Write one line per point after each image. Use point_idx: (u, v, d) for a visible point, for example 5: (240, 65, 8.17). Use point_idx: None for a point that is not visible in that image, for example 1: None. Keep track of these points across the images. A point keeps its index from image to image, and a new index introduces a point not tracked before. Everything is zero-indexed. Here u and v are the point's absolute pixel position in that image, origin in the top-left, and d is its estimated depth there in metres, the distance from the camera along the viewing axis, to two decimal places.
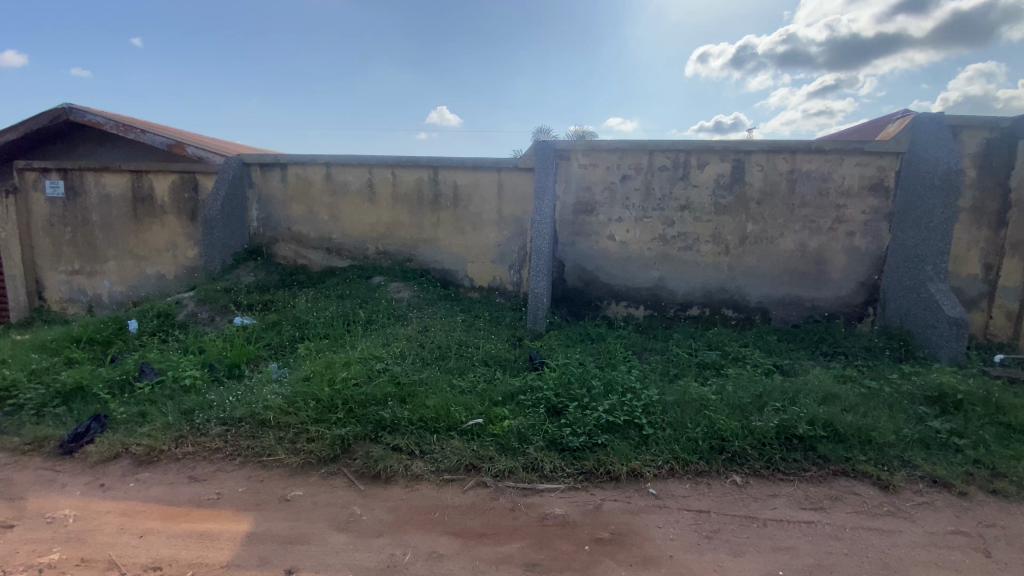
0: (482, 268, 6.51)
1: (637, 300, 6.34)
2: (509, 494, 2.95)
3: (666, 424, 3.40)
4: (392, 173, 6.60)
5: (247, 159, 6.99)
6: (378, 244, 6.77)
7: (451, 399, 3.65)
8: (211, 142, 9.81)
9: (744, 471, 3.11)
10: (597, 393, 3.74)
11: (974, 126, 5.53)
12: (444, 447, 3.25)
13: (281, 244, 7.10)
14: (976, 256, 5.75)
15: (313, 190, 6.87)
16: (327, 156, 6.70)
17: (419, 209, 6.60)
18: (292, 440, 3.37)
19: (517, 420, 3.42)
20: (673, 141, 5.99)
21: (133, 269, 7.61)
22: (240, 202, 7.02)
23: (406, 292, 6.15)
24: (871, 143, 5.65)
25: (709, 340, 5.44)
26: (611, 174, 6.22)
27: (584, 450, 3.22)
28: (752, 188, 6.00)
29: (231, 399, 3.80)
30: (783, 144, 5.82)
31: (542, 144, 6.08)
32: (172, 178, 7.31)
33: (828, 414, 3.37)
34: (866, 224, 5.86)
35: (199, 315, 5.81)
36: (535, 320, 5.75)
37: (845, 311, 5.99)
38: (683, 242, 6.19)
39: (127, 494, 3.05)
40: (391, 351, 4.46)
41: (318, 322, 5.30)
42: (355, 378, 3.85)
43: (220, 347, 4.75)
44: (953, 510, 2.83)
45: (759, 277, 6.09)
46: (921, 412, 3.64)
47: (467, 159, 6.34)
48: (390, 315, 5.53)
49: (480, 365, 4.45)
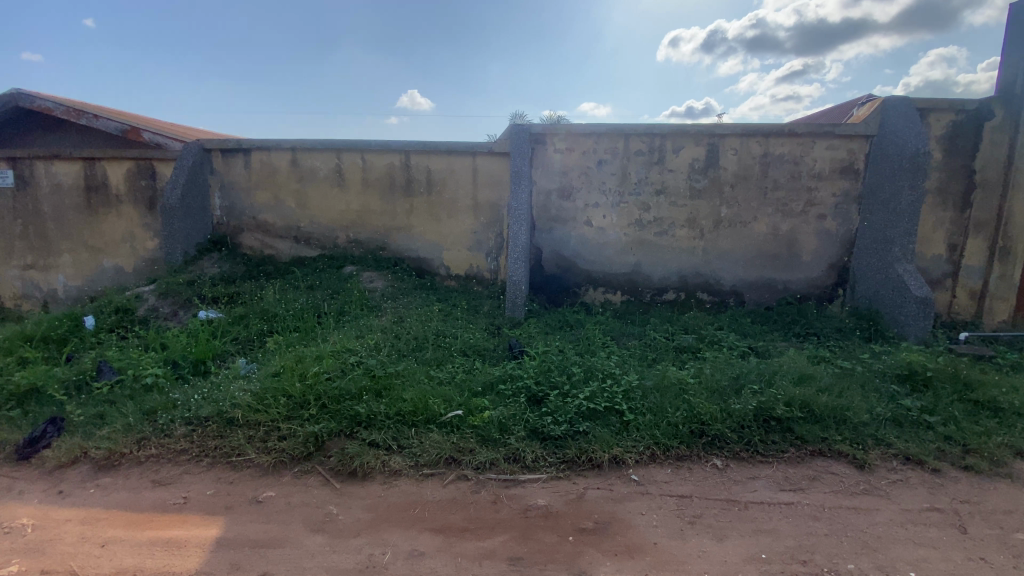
0: (458, 256, 6.37)
1: (615, 285, 6.33)
2: (491, 486, 2.88)
3: (647, 410, 3.39)
4: (362, 158, 6.38)
5: (208, 145, 6.67)
6: (349, 232, 6.55)
7: (429, 391, 3.58)
8: (170, 128, 9.40)
9: (724, 455, 3.11)
10: (577, 380, 3.72)
11: (940, 109, 5.67)
12: (423, 441, 3.17)
13: (246, 233, 6.82)
14: (941, 237, 5.93)
15: (279, 177, 6.60)
16: (292, 141, 6.42)
17: (392, 196, 6.40)
18: (262, 439, 3.23)
19: (497, 411, 3.37)
20: (649, 124, 5.95)
21: (89, 262, 7.19)
22: (201, 190, 6.70)
23: (380, 282, 5.99)
24: (842, 126, 5.75)
25: (685, 323, 5.49)
26: (587, 158, 6.15)
27: (565, 438, 3.19)
28: (727, 172, 6.02)
29: (196, 398, 3.62)
30: (757, 127, 5.85)
31: (517, 127, 5.95)
32: (127, 165, 6.91)
33: (804, 395, 3.43)
34: (836, 206, 5.98)
35: (161, 310, 5.52)
36: (514, 307, 5.63)
37: (816, 293, 6.12)
38: (659, 227, 6.19)
39: (87, 500, 2.87)
40: (365, 342, 4.32)
41: (287, 314, 5.13)
42: (329, 373, 3.73)
43: (183, 343, 4.52)
44: (928, 487, 2.92)
45: (734, 261, 6.15)
46: (892, 390, 3.73)
47: (440, 143, 6.15)
48: (363, 306, 5.36)
49: (459, 355, 4.37)
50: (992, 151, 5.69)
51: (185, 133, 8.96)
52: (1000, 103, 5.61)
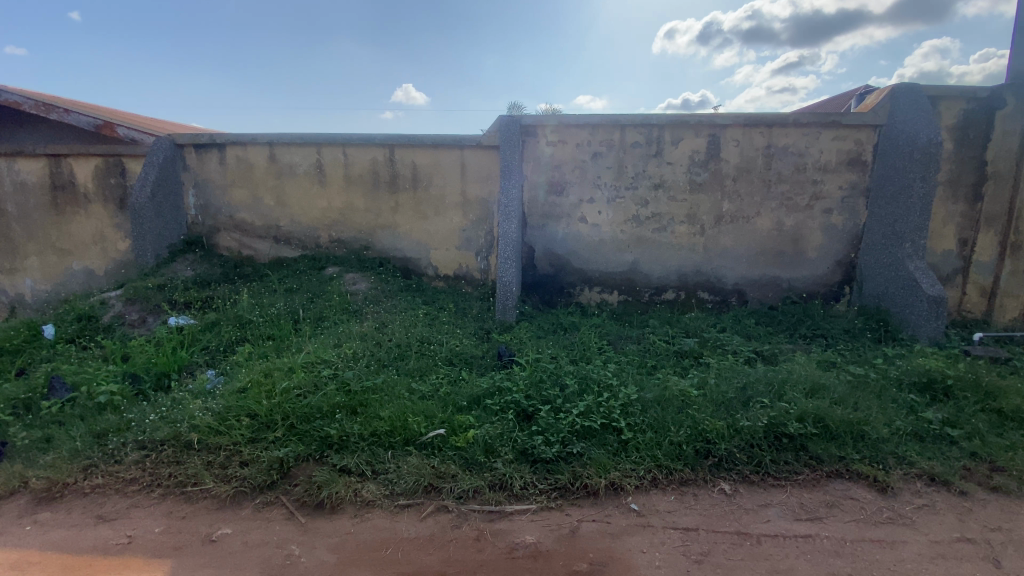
0: (447, 255, 6.04)
1: (611, 285, 6.03)
2: (474, 520, 2.58)
3: (647, 427, 3.10)
4: (343, 152, 6.03)
5: (180, 140, 6.31)
6: (331, 231, 6.21)
7: (409, 407, 3.28)
8: (148, 123, 9.02)
9: (732, 479, 2.81)
10: (571, 393, 3.43)
11: (952, 97, 5.36)
12: (400, 467, 2.87)
13: (222, 233, 6.47)
14: (951, 232, 5.64)
15: (256, 173, 6.25)
16: (269, 135, 6.07)
17: (375, 192, 6.06)
18: (222, 466, 2.93)
19: (482, 430, 3.07)
20: (646, 114, 5.62)
21: (58, 265, 6.83)
22: (174, 188, 6.35)
23: (363, 284, 5.67)
24: (849, 115, 5.45)
25: (686, 326, 5.20)
26: (581, 151, 5.83)
27: (557, 461, 2.89)
28: (728, 164, 5.71)
29: (153, 418, 3.31)
30: (760, 117, 5.54)
31: (507, 119, 5.62)
32: (96, 162, 6.56)
33: (818, 409, 3.14)
34: (843, 200, 5.68)
35: (128, 317, 5.19)
36: (504, 311, 5.30)
37: (822, 292, 5.84)
38: (656, 223, 5.88)
39: (19, 540, 2.55)
40: (342, 351, 4.00)
41: (261, 321, 4.81)
42: (300, 389, 3.43)
43: (147, 355, 4.21)
44: (955, 513, 2.64)
45: (735, 258, 5.85)
46: (911, 401, 3.44)
47: (426, 136, 5.80)
48: (344, 310, 5.04)
49: (444, 364, 4.06)
50: (1005, 141, 5.41)
51: (161, 128, 8.55)
52: (1014, 90, 5.32)
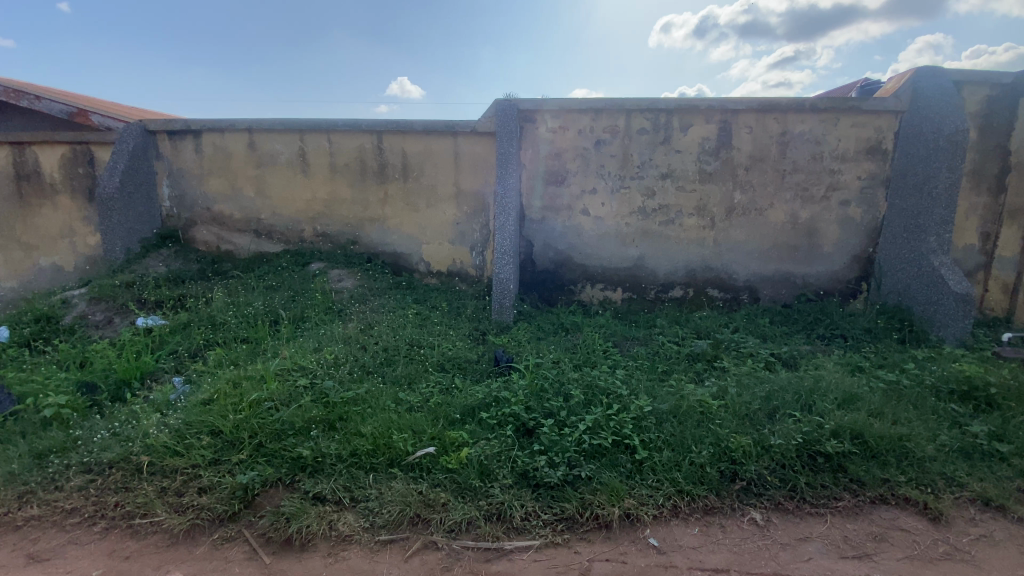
0: (440, 250, 5.65)
1: (614, 281, 5.67)
2: (467, 561, 2.22)
3: (663, 444, 2.75)
4: (328, 139, 5.61)
5: (152, 126, 5.88)
6: (315, 225, 5.80)
7: (395, 422, 2.91)
8: (126, 111, 8.55)
9: (763, 506, 2.47)
10: (577, 404, 3.07)
11: (979, 80, 5.00)
12: (384, 493, 2.51)
13: (199, 227, 6.05)
14: (974, 225, 5.29)
15: (235, 162, 5.83)
16: (248, 121, 5.64)
17: (363, 182, 5.65)
18: (178, 493, 2.58)
19: (477, 449, 2.71)
20: (652, 99, 5.24)
21: (24, 261, 6.39)
22: (145, 177, 5.92)
23: (350, 281, 5.28)
24: (870, 100, 5.08)
25: (696, 327, 4.85)
26: (583, 138, 5.45)
27: (563, 486, 2.54)
28: (740, 153, 5.35)
29: (105, 435, 2.95)
30: (775, 102, 5.16)
31: (504, 103, 5.22)
32: (63, 150, 6.12)
33: (855, 423, 2.79)
34: (861, 191, 5.33)
35: (92, 318, 4.78)
36: (501, 310, 4.91)
37: (838, 289, 5.49)
38: (663, 215, 5.51)
39: None
40: (321, 356, 3.62)
41: (236, 322, 4.43)
42: (272, 400, 3.05)
43: (107, 362, 3.82)
44: (1018, 545, 2.30)
45: (747, 253, 5.50)
46: (953, 412, 3.09)
47: (416, 121, 5.39)
48: (327, 310, 4.65)
49: (435, 370, 3.68)
50: None
51: (138, 116, 8.10)
52: None
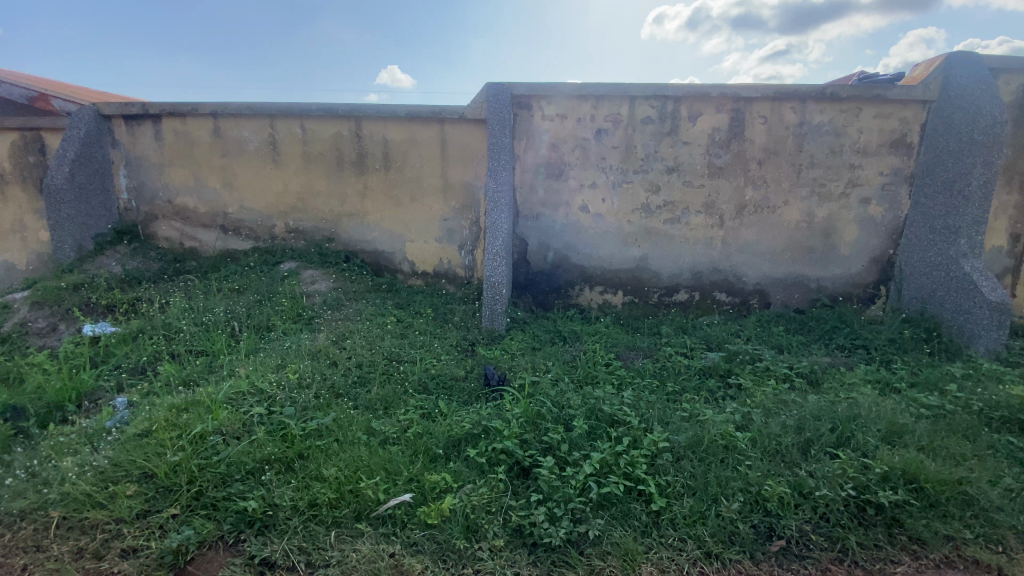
0: (425, 249, 5.16)
1: (615, 284, 5.22)
2: None
3: (683, 492, 2.33)
4: (301, 125, 5.08)
5: (106, 109, 5.30)
6: (288, 220, 5.28)
7: (366, 461, 2.46)
8: (89, 94, 7.93)
9: (805, 572, 2.07)
10: (580, 437, 2.63)
11: (1015, 68, 4.58)
12: (352, 557, 2.07)
13: (160, 221, 5.51)
14: (1003, 226, 4.91)
15: (199, 150, 5.28)
16: (212, 104, 5.09)
17: (340, 174, 5.14)
18: (98, 556, 2.11)
19: (462, 497, 2.27)
20: (659, 84, 4.77)
21: None
22: (100, 167, 5.35)
23: (325, 283, 4.78)
24: (896, 89, 4.64)
25: (706, 336, 4.43)
26: (583, 128, 4.97)
27: (566, 548, 2.12)
28: (754, 145, 4.90)
29: (17, 478, 2.44)
30: (793, 90, 4.72)
31: (496, 87, 4.72)
32: (9, 136, 5.53)
33: (909, 464, 2.39)
34: (883, 188, 4.91)
35: (33, 325, 4.24)
36: (492, 318, 4.44)
37: (855, 293, 5.09)
38: (668, 213, 5.06)
39: None
40: (283, 375, 3.13)
41: (194, 331, 3.92)
42: (220, 434, 2.59)
43: (39, 380, 3.30)
44: None
45: (758, 254, 5.08)
46: (1013, 447, 2.70)
47: (398, 107, 4.88)
48: (298, 317, 4.17)
49: (416, 391, 3.22)
50: None
51: (99, 99, 7.50)
52: None
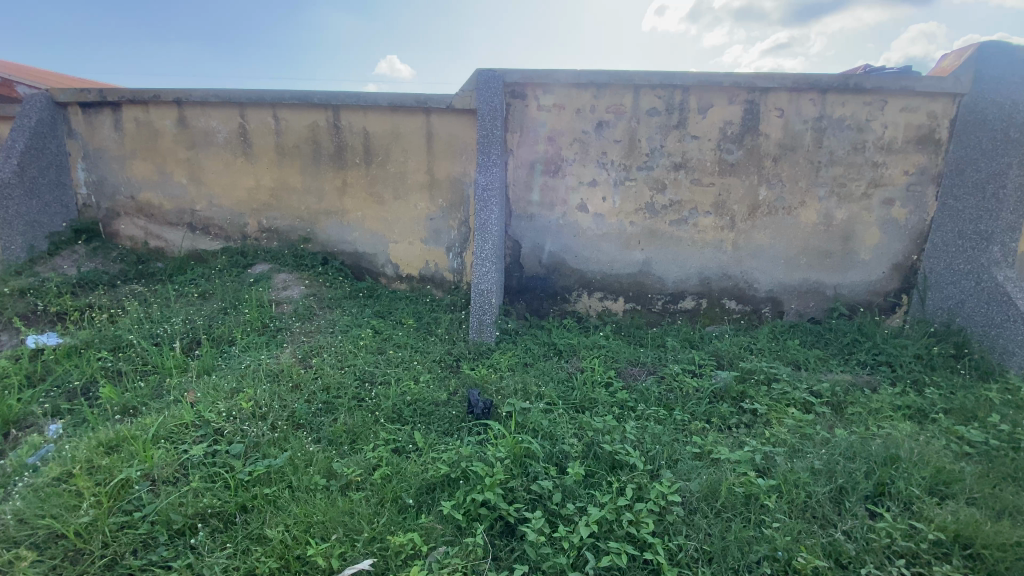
0: (409, 251, 4.74)
1: (615, 290, 4.82)
2: None
3: (695, 561, 1.96)
4: (273, 115, 4.63)
5: (61, 97, 4.85)
6: (261, 218, 4.86)
7: (320, 518, 2.07)
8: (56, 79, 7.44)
9: None
10: (575, 484, 2.24)
11: None
12: None
13: (123, 219, 5.10)
14: None
15: (163, 141, 4.84)
16: (176, 91, 4.64)
17: (317, 169, 4.71)
18: None
19: (432, 567, 1.89)
20: (666, 72, 4.32)
21: None
22: (53, 160, 4.90)
23: (298, 288, 4.37)
24: (928, 80, 4.20)
25: (715, 350, 4.03)
26: (581, 120, 4.54)
27: None
28: (769, 140, 4.48)
29: None
30: (814, 79, 4.28)
31: (487, 74, 4.27)
32: None
33: (965, 528, 2.01)
34: (909, 188, 4.49)
35: None
36: (480, 329, 4.03)
37: (875, 302, 4.70)
38: (675, 213, 4.65)
39: None
40: (234, 403, 2.72)
41: (146, 344, 3.49)
42: (150, 481, 2.20)
43: None
44: None
45: (771, 259, 4.68)
46: None
47: (379, 95, 4.43)
48: (264, 329, 3.76)
49: (388, 420, 2.81)
50: None
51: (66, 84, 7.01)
52: None
